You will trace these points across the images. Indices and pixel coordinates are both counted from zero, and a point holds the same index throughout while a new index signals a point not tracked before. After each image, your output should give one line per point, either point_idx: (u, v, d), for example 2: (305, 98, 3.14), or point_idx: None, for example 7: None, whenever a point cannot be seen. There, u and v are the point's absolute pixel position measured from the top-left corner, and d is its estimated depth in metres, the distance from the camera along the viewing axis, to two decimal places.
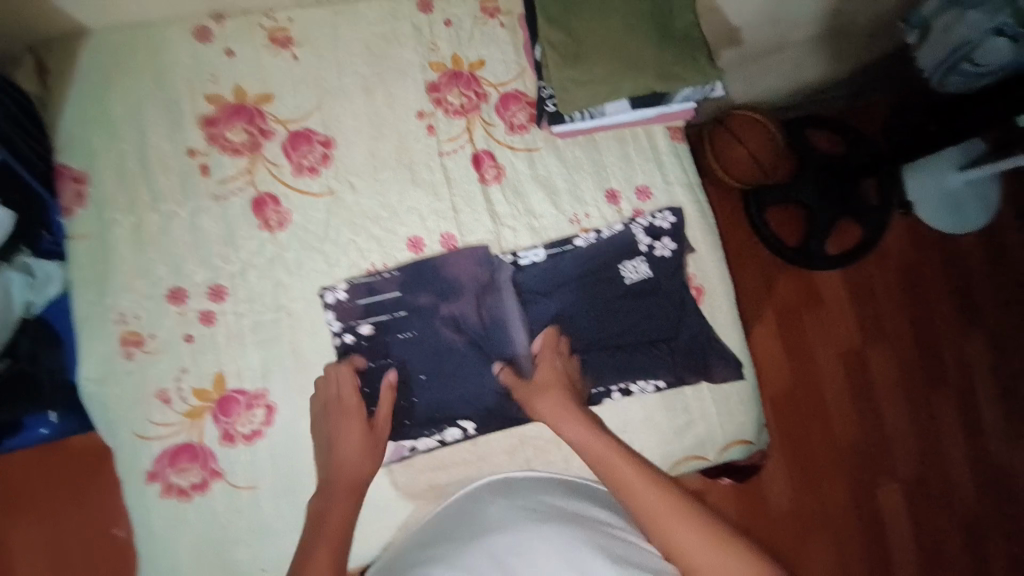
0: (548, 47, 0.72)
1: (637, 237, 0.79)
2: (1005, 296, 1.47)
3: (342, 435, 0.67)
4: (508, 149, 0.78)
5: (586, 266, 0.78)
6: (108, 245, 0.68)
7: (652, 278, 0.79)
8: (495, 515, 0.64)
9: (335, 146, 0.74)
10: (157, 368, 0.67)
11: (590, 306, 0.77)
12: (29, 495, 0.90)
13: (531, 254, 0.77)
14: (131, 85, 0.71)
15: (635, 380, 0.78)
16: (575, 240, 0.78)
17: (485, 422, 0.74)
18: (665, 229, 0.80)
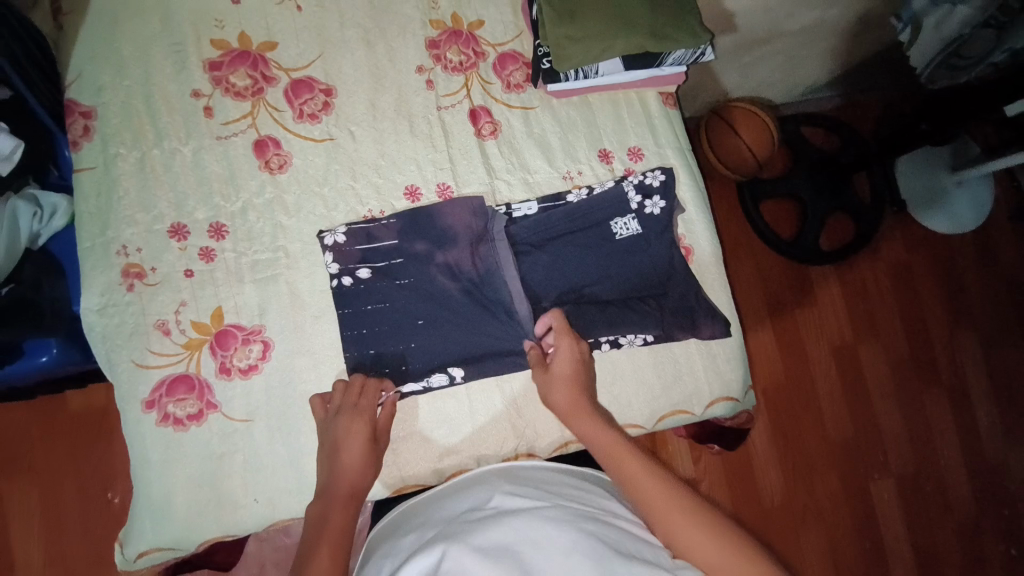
0: (545, 5, 0.75)
1: (627, 194, 0.79)
2: (996, 304, 1.69)
3: (349, 422, 0.67)
4: (504, 106, 0.81)
5: (578, 221, 0.79)
6: (113, 179, 0.70)
7: (643, 235, 0.79)
8: (501, 502, 0.64)
9: (336, 95, 0.76)
10: (157, 300, 0.69)
11: (580, 258, 0.78)
12: (57, 456, 1.13)
13: (525, 208, 0.79)
14: (138, 26, 0.73)
15: (625, 333, 0.78)
16: (568, 195, 0.79)
17: (476, 368, 0.75)
18: (656, 187, 0.80)
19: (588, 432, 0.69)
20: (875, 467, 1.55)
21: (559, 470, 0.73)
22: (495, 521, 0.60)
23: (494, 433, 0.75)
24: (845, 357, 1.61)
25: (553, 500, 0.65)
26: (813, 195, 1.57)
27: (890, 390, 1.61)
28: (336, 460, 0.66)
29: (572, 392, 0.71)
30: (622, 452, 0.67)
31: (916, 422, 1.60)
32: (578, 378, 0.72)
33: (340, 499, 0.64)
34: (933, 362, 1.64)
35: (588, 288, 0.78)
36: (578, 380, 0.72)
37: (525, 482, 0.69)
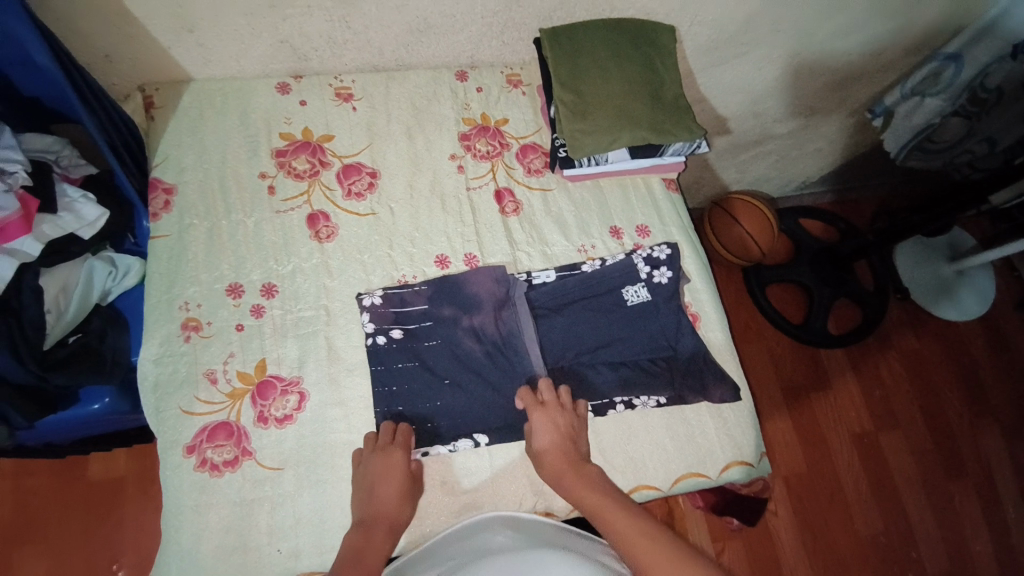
0: (561, 105, 0.87)
1: (637, 265, 0.87)
2: (1013, 391, 1.69)
3: (373, 464, 0.71)
4: (525, 188, 0.92)
5: (592, 289, 0.86)
6: (184, 244, 0.80)
7: (653, 302, 0.86)
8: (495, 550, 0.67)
9: (380, 177, 0.88)
10: (209, 351, 0.75)
11: (593, 324, 0.84)
12: (75, 518, 1.15)
13: (543, 275, 0.86)
14: (220, 121, 0.87)
15: (638, 394, 0.82)
16: (582, 265, 0.87)
17: (497, 425, 0.78)
18: (662, 259, 0.88)
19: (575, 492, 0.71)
20: (911, 569, 1.47)
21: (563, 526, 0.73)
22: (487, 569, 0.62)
23: (513, 490, 0.77)
24: (867, 449, 1.58)
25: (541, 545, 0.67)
26: (816, 283, 1.66)
27: (917, 484, 1.56)
28: (372, 505, 0.69)
29: (562, 459, 0.73)
30: (608, 513, 0.69)
31: (949, 520, 1.53)
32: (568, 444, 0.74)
33: (376, 540, 0.68)
34: (959, 455, 1.60)
35: (603, 351, 0.83)
36: (564, 445, 0.74)
37: (530, 535, 0.71)
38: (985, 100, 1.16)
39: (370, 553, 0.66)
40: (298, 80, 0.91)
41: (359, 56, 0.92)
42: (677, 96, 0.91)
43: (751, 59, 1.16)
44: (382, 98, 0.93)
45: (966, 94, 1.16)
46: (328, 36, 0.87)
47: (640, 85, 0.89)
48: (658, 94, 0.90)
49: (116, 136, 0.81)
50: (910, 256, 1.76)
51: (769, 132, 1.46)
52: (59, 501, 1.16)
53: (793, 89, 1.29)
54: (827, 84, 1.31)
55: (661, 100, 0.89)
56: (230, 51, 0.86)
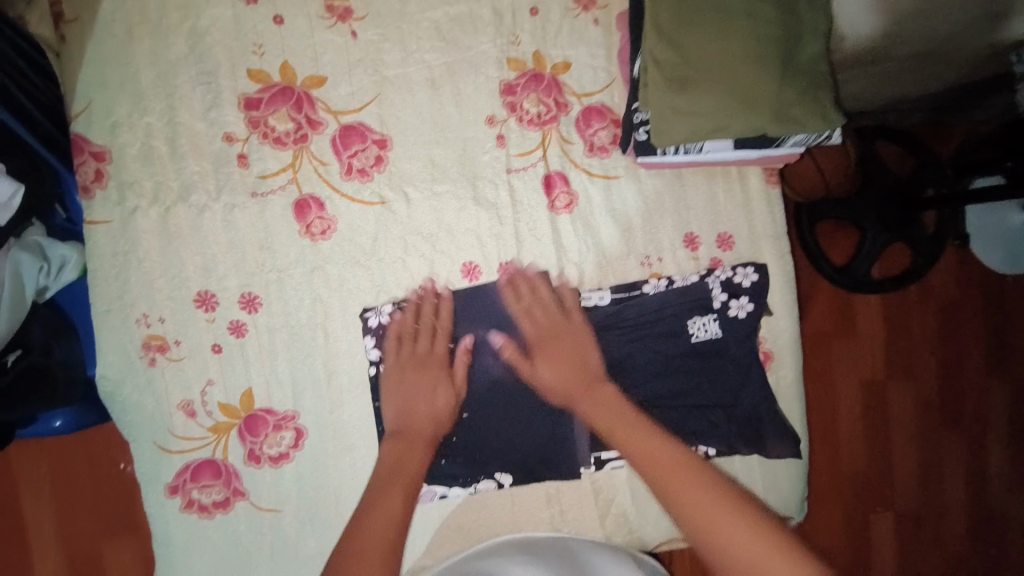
0: (650, 64, 0.62)
1: (711, 291, 0.70)
2: None
3: (412, 361, 0.63)
4: (583, 173, 0.69)
5: (652, 318, 0.69)
6: (132, 236, 0.61)
7: (721, 340, 0.70)
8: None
9: (390, 147, 0.65)
10: (182, 376, 0.62)
11: (649, 365, 0.69)
12: None
13: (596, 296, 0.69)
14: (162, 45, 0.60)
15: (687, 447, 0.70)
16: (644, 286, 0.69)
17: (524, 474, 0.68)
18: (745, 287, 0.70)
19: (643, 446, 0.54)
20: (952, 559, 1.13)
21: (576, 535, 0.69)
22: None
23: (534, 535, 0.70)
24: None
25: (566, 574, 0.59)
26: None
27: None
28: (412, 407, 0.61)
29: (568, 372, 0.62)
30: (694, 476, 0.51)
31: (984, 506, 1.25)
32: (573, 362, 0.62)
33: (412, 452, 0.59)
34: None
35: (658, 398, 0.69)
36: (584, 380, 0.61)
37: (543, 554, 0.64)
38: None
39: (409, 464, 0.58)
40: None
41: None
42: (815, 59, 0.64)
43: None
44: (395, 18, 0.65)
45: None
46: None
47: (772, 43, 0.61)
48: (792, 56, 0.62)
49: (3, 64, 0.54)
50: None
51: None
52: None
53: None
54: None
55: (795, 68, 0.62)
56: None
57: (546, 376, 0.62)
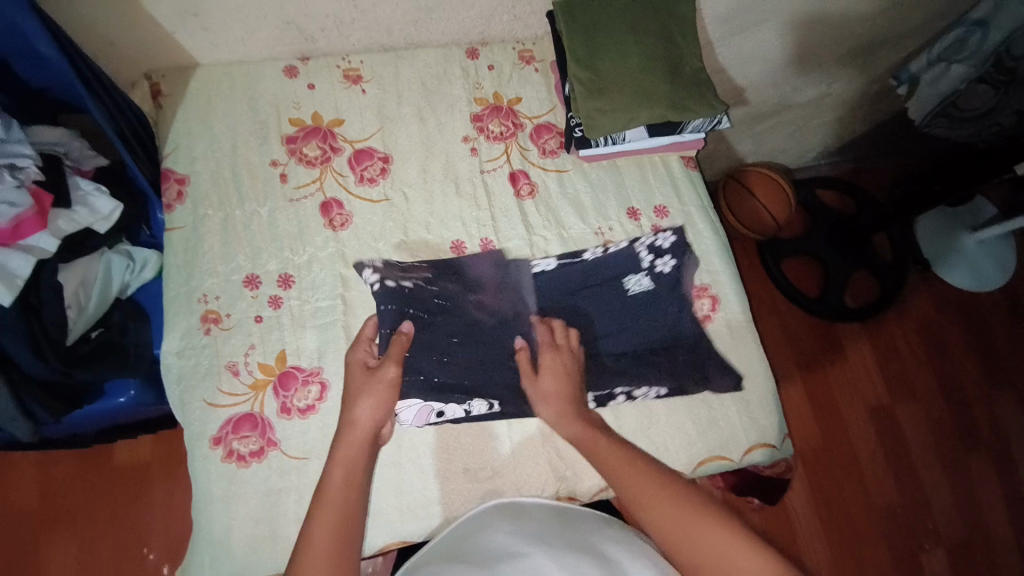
0: (576, 83, 0.85)
1: (638, 254, 0.85)
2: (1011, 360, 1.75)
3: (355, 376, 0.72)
4: (540, 170, 0.90)
5: (591, 275, 0.84)
6: (199, 235, 0.79)
7: (653, 291, 0.84)
8: (505, 540, 0.65)
9: (392, 162, 0.87)
10: (230, 343, 0.76)
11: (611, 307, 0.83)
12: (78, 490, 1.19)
13: (543, 263, 0.84)
14: (228, 107, 0.85)
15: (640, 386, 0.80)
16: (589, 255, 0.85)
17: (519, 410, 0.77)
18: (666, 248, 0.86)
19: (636, 479, 0.67)
20: (928, 539, 1.55)
21: (563, 506, 0.73)
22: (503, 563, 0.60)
23: (534, 477, 0.77)
24: (883, 419, 1.65)
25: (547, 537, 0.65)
26: (831, 254, 1.70)
27: (934, 455, 1.63)
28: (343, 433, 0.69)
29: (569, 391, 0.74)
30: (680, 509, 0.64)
31: (1006, 484, 1.62)
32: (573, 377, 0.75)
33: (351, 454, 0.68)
34: (977, 426, 1.68)
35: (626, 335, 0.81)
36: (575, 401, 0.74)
37: (532, 519, 0.70)
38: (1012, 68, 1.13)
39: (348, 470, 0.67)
40: (305, 63, 0.89)
41: (367, 35, 0.89)
42: (696, 69, 0.88)
43: (774, 27, 1.10)
44: (392, 78, 0.91)
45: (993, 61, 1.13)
46: (335, 16, 0.84)
47: (659, 60, 0.86)
48: (677, 69, 0.86)
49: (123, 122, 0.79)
50: (930, 226, 1.83)
51: (784, 103, 1.41)
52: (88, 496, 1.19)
53: (814, 58, 1.25)
54: (849, 51, 1.25)
55: (680, 75, 0.86)
56: (236, 34, 0.84)
57: (546, 386, 0.74)
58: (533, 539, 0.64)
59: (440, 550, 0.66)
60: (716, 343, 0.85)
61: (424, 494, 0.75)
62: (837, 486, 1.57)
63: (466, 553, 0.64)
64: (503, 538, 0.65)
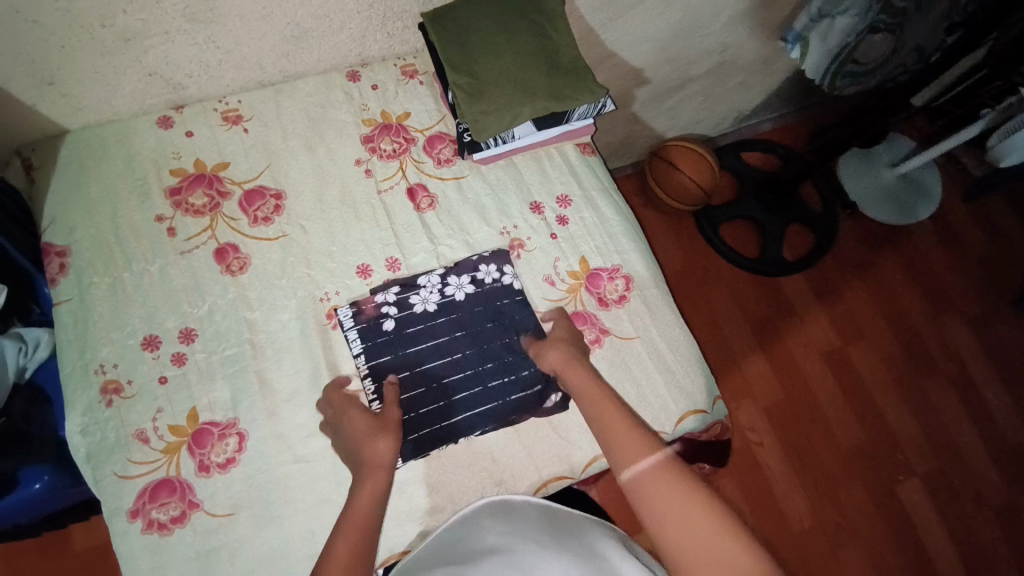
0: (457, 89, 0.85)
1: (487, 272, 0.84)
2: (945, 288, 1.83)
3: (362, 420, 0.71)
4: (438, 180, 0.89)
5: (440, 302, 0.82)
6: (88, 305, 0.77)
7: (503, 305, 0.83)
8: (495, 543, 0.65)
9: (286, 197, 0.85)
10: (134, 411, 0.73)
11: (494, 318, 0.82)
12: None
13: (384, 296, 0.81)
14: (103, 168, 0.83)
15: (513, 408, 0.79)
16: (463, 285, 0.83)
17: (433, 420, 0.77)
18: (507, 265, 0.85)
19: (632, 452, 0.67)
20: (900, 469, 1.60)
21: (549, 505, 0.73)
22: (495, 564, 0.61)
23: (474, 485, 0.76)
24: (839, 363, 1.70)
25: (537, 539, 0.65)
26: (764, 213, 1.76)
27: (892, 390, 1.69)
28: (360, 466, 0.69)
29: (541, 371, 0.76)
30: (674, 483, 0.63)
31: (964, 404, 1.70)
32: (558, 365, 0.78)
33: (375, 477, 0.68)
34: (929, 354, 1.74)
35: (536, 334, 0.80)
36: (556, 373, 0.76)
37: (519, 520, 0.69)
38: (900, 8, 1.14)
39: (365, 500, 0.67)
40: (180, 112, 0.87)
41: (240, 74, 0.88)
42: (574, 58, 0.89)
43: (652, 6, 1.12)
44: (274, 113, 0.89)
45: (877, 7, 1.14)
46: (199, 60, 0.82)
47: (533, 54, 0.86)
48: (555, 61, 0.87)
49: (12, 208, 0.79)
50: (856, 167, 1.87)
51: (686, 76, 1.44)
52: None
53: (701, 29, 1.27)
54: (733, 18, 1.29)
55: (558, 66, 0.87)
56: (98, 94, 0.81)
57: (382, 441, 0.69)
58: (522, 544, 0.64)
59: (431, 557, 0.66)
60: (637, 319, 0.86)
61: None
62: (806, 433, 1.61)
63: (462, 556, 0.64)
64: (493, 543, 0.65)
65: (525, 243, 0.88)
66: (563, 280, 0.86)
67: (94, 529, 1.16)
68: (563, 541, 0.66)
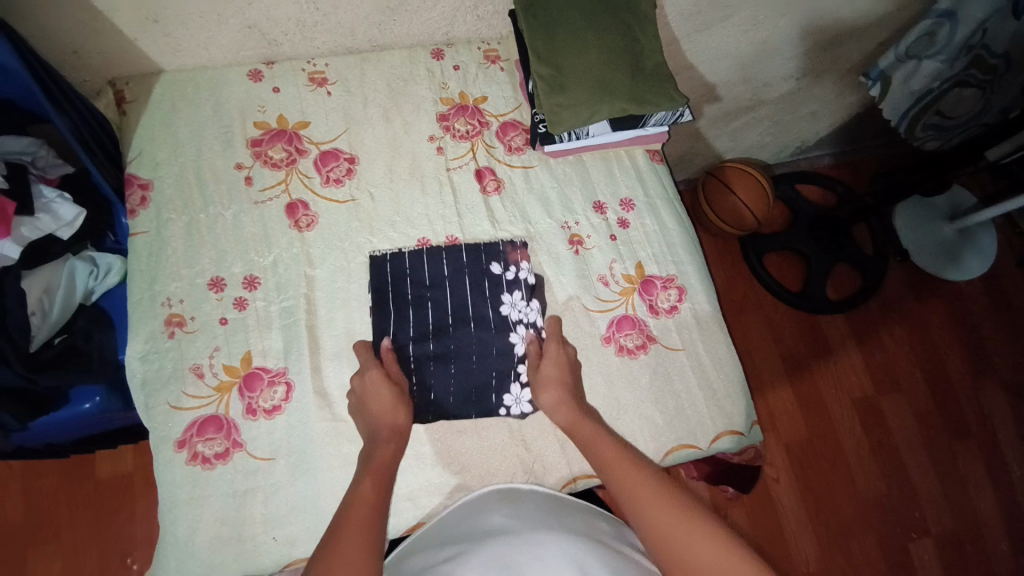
0: (538, 80, 0.86)
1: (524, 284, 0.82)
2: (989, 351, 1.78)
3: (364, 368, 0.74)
4: (506, 166, 0.90)
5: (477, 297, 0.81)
6: (163, 240, 0.80)
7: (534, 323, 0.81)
8: (496, 522, 0.66)
9: (358, 163, 0.87)
10: (194, 346, 0.76)
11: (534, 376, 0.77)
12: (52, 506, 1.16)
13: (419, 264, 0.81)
14: (192, 112, 0.86)
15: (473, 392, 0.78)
16: (514, 328, 0.80)
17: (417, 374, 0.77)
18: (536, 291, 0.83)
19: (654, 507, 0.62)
20: (915, 528, 1.56)
21: (560, 497, 0.72)
22: (493, 539, 0.61)
23: (504, 471, 0.77)
24: (868, 411, 1.66)
25: (542, 522, 0.64)
26: (815, 249, 1.73)
27: (919, 447, 1.64)
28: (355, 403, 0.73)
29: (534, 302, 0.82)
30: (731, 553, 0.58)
31: (992, 473, 1.64)
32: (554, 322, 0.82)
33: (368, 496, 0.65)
34: (964, 416, 1.69)
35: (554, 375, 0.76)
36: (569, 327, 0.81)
37: (526, 506, 0.69)
38: (994, 62, 1.19)
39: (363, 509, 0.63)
40: (270, 67, 0.90)
41: (331, 38, 0.90)
42: (658, 63, 0.89)
43: (740, 22, 1.11)
44: (357, 81, 0.92)
45: (967, 54, 1.18)
46: (298, 19, 0.85)
47: (619, 55, 0.87)
48: (639, 64, 0.88)
49: (89, 133, 0.81)
50: (914, 214, 1.83)
51: (757, 99, 1.42)
52: (39, 509, 1.16)
53: (782, 52, 1.25)
54: (816, 44, 1.26)
55: (641, 70, 0.87)
56: (198, 40, 0.84)
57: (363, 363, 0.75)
58: (525, 524, 0.64)
59: (435, 535, 0.67)
60: (685, 333, 0.86)
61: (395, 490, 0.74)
62: (824, 476, 1.58)
63: (464, 536, 0.64)
64: (495, 521, 0.66)
65: (585, 241, 0.88)
66: (617, 282, 0.86)
67: (122, 458, 1.21)
68: (569, 524, 0.65)
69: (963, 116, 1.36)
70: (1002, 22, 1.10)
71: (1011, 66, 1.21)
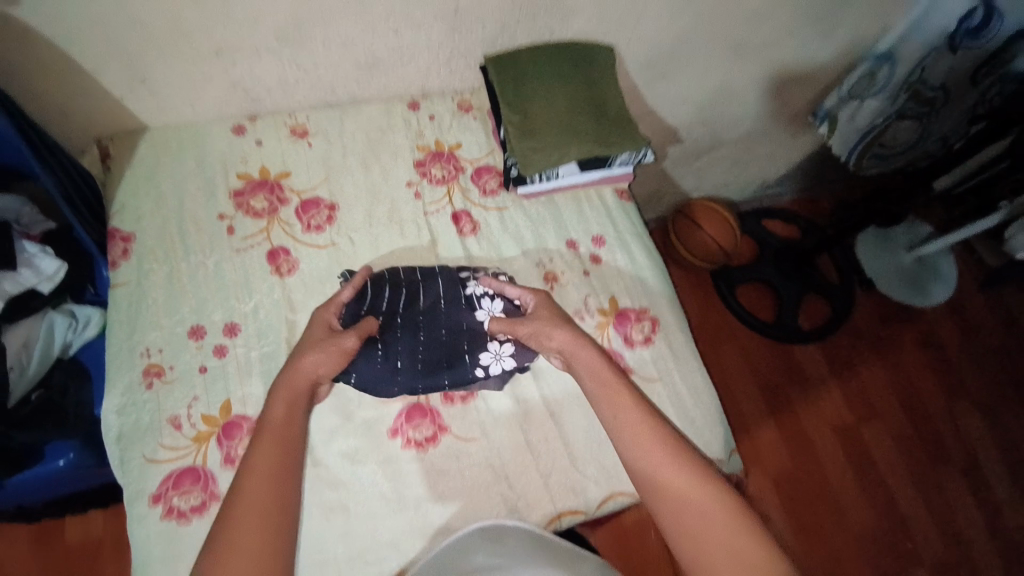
0: (509, 126, 0.91)
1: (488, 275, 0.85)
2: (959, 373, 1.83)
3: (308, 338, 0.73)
4: (481, 209, 0.94)
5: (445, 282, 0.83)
6: (144, 291, 0.81)
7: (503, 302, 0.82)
8: (481, 565, 0.65)
9: (339, 210, 0.90)
10: (172, 397, 0.76)
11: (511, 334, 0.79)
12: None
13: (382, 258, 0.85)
14: (176, 167, 0.89)
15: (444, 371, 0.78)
16: (481, 304, 0.82)
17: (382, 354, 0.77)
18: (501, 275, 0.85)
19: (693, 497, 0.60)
20: (907, 557, 1.56)
21: (544, 535, 0.71)
22: None
23: (488, 512, 0.77)
24: (849, 440, 1.69)
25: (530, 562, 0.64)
26: (784, 280, 1.80)
27: (902, 472, 1.66)
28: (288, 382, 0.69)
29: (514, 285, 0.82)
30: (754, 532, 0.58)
31: (974, 491, 1.67)
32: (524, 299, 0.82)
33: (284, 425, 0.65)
34: (943, 440, 1.73)
35: (546, 320, 0.78)
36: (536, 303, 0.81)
37: (512, 546, 0.68)
38: (931, 97, 1.31)
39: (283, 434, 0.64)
40: (253, 121, 0.94)
41: (312, 94, 0.95)
42: (620, 108, 0.96)
43: (695, 70, 1.19)
44: (336, 132, 0.96)
45: (908, 90, 1.30)
46: (279, 77, 0.89)
47: (583, 102, 0.93)
48: (602, 108, 0.94)
49: (73, 189, 0.83)
50: (875, 245, 1.88)
51: (718, 138, 1.51)
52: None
53: (738, 95, 1.34)
54: (770, 87, 1.35)
55: (604, 114, 0.94)
56: (183, 99, 0.88)
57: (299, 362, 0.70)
58: (510, 565, 0.64)
59: None
60: (660, 363, 0.88)
61: (377, 536, 0.74)
62: (814, 509, 1.58)
63: None
64: (481, 566, 0.65)
65: (559, 278, 0.91)
66: (592, 316, 0.89)
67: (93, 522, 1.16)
68: (557, 563, 0.64)
69: (902, 146, 1.47)
70: (937, 59, 1.23)
71: (943, 100, 1.33)
